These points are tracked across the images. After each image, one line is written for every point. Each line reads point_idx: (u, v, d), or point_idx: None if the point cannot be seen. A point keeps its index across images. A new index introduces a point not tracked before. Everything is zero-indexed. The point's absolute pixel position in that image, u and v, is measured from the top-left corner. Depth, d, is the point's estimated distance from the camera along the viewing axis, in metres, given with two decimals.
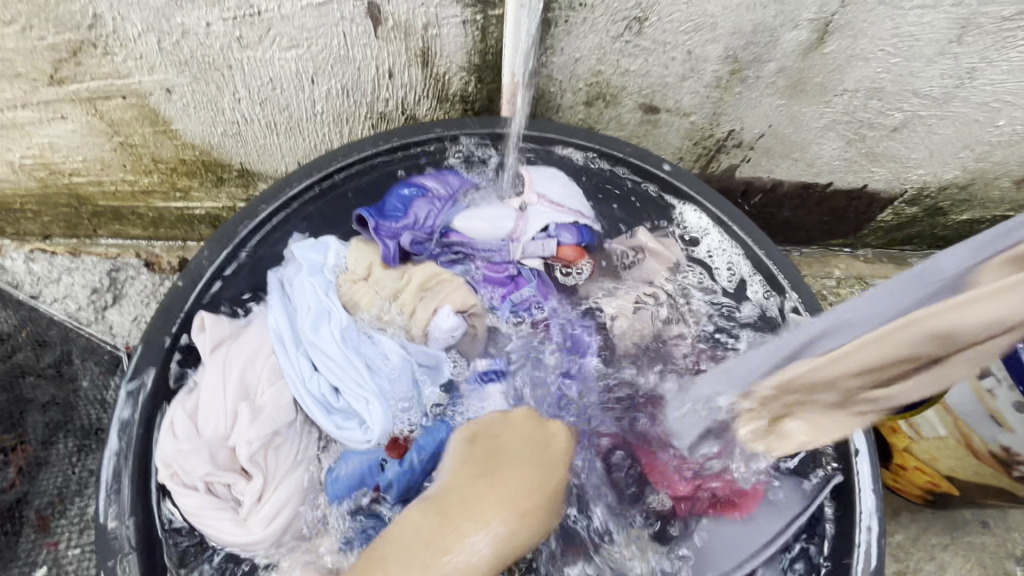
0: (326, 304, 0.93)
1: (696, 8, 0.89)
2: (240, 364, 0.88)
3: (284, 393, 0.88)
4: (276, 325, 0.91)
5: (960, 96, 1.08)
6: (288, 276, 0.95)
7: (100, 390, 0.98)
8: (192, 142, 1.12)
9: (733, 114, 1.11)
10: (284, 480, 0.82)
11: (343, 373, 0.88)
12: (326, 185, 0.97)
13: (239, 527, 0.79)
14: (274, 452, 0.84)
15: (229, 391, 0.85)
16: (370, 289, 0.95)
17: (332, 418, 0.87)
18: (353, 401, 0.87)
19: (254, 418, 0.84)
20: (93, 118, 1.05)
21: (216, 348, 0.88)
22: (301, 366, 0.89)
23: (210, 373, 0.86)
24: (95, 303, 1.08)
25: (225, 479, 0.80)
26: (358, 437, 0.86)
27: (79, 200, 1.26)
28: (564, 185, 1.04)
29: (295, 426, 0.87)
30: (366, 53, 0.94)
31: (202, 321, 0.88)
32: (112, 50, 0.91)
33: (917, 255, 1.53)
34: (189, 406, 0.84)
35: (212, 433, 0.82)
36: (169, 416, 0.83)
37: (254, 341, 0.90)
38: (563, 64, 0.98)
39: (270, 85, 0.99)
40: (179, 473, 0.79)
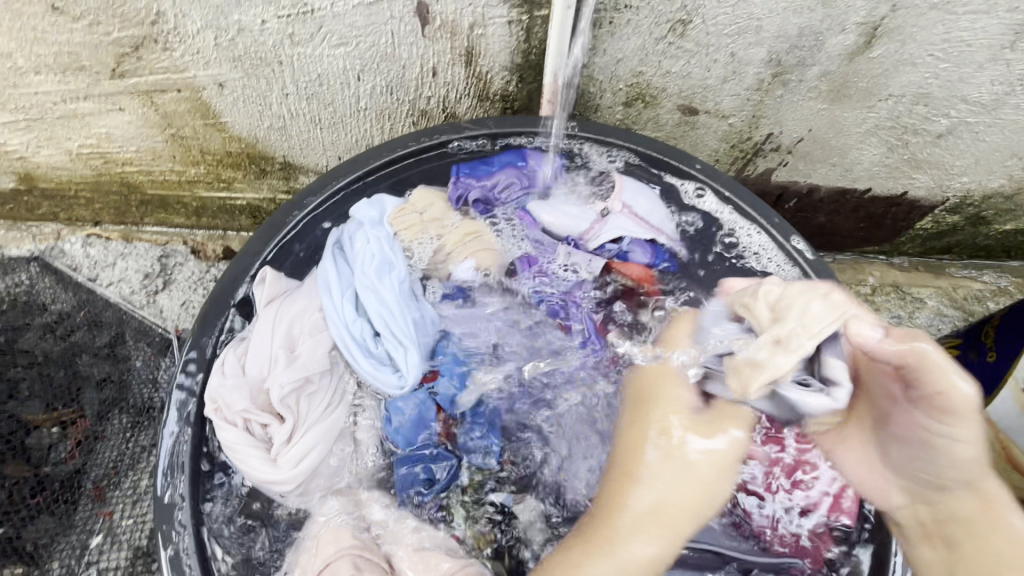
0: (388, 256, 0.93)
1: (741, 11, 0.89)
2: (289, 318, 0.88)
3: (320, 346, 0.87)
4: (326, 274, 0.91)
5: (1011, 103, 1.05)
6: (347, 233, 0.95)
7: (152, 370, 1.03)
8: (239, 135, 1.16)
9: (773, 117, 1.11)
10: (314, 425, 0.81)
11: (388, 322, 0.88)
12: (366, 184, 0.99)
13: (265, 465, 0.77)
14: (307, 398, 0.83)
15: (274, 340, 0.86)
16: (422, 223, 0.98)
17: (370, 361, 0.86)
18: (392, 348, 0.87)
19: (290, 364, 0.84)
20: (149, 110, 1.09)
21: (271, 302, 0.88)
22: (347, 308, 0.89)
23: (261, 322, 0.86)
24: (147, 288, 1.12)
25: (261, 418, 0.80)
26: (390, 383, 0.85)
27: (130, 187, 1.32)
28: (652, 201, 1.01)
29: (328, 376, 0.86)
30: (412, 51, 0.96)
31: (264, 275, 0.89)
32: (172, 46, 0.95)
33: (955, 264, 1.50)
34: (242, 349, 0.85)
35: (255, 375, 0.83)
36: (221, 358, 0.83)
37: (307, 297, 0.91)
38: (605, 64, 0.99)
39: (317, 81, 1.02)
40: (222, 408, 0.80)
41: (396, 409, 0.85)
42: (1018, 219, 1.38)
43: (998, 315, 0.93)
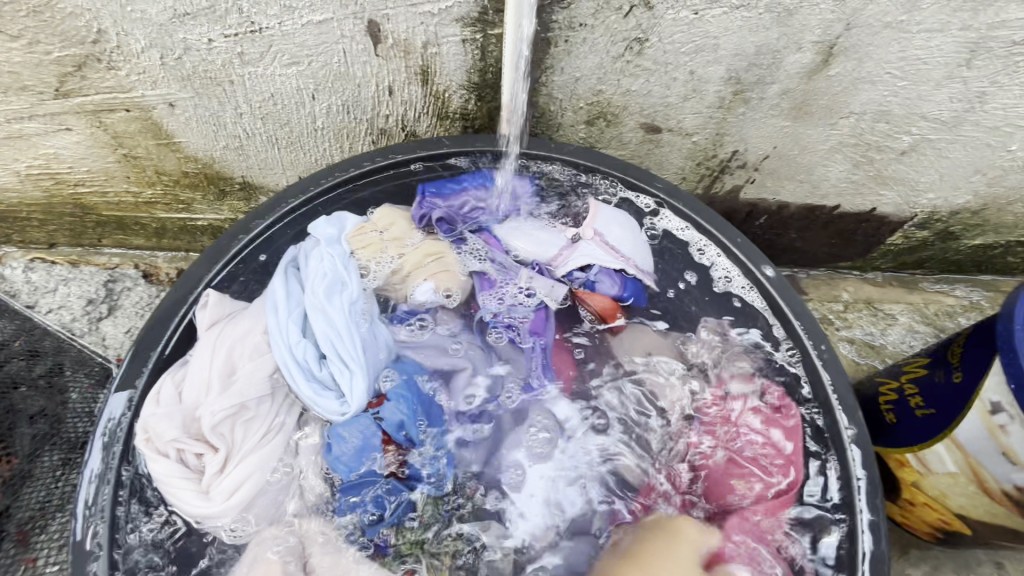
0: (340, 275, 0.90)
1: (697, 29, 0.88)
2: (231, 342, 0.83)
3: (260, 371, 0.82)
4: (275, 292, 0.88)
5: (971, 119, 1.05)
6: (303, 251, 0.93)
7: (89, 403, 0.99)
8: (194, 155, 1.13)
9: (737, 135, 1.10)
10: (250, 454, 0.77)
11: (334, 343, 0.84)
12: (322, 205, 0.96)
13: (198, 498, 0.74)
14: (243, 426, 0.79)
15: (212, 363, 0.81)
16: (381, 243, 0.95)
17: (311, 384, 0.82)
18: (337, 371, 0.82)
19: (226, 390, 0.80)
20: (98, 130, 1.06)
21: (213, 325, 0.85)
22: (292, 329, 0.85)
23: (200, 345, 0.82)
24: (90, 315, 1.08)
25: (193, 447, 0.76)
26: (333, 409, 0.81)
27: (83, 208, 1.28)
28: (625, 229, 0.99)
29: (267, 402, 0.81)
30: (366, 70, 0.94)
31: (207, 298, 0.86)
32: (117, 64, 0.92)
33: (928, 279, 1.50)
34: (179, 375, 0.81)
35: (191, 402, 0.79)
36: (157, 384, 0.79)
37: (251, 317, 0.86)
38: (564, 83, 0.97)
39: (271, 100, 1.00)
40: (153, 439, 0.75)
41: (337, 437, 0.79)
42: (987, 233, 1.38)
43: (963, 332, 0.90)
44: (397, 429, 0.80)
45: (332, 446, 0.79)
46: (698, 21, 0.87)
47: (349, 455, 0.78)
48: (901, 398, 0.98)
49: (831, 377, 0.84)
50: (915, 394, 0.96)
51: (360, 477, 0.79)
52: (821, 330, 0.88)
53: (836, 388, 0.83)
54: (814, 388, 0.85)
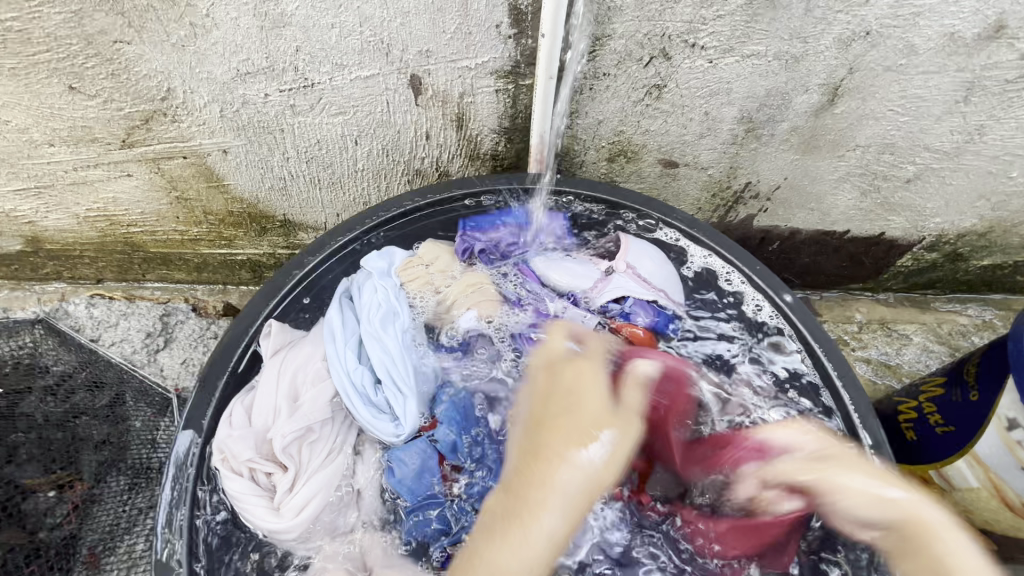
0: (393, 305, 0.97)
1: (712, 75, 0.95)
2: (294, 369, 0.90)
3: (322, 396, 0.88)
4: (332, 321, 0.93)
5: (971, 150, 1.11)
6: (356, 282, 0.99)
7: (151, 430, 1.05)
8: (241, 196, 1.22)
9: (749, 168, 1.17)
10: (315, 473, 0.83)
11: (390, 369, 0.90)
12: (372, 241, 1.04)
13: (270, 514, 0.80)
14: (309, 447, 0.85)
15: (279, 389, 0.88)
16: (428, 275, 1.02)
17: (369, 408, 0.87)
18: (392, 396, 0.88)
19: (293, 413, 0.86)
20: (155, 175, 1.15)
21: (276, 352, 0.92)
22: (349, 355, 0.90)
23: (266, 372, 0.89)
24: (149, 347, 1.15)
25: (265, 467, 0.83)
26: (388, 431, 0.86)
27: (133, 246, 1.36)
28: (657, 262, 1.04)
29: (329, 425, 0.88)
30: (406, 118, 1.02)
31: (269, 327, 0.92)
32: (180, 118, 1.01)
33: (940, 299, 1.54)
34: (248, 401, 0.88)
35: (261, 425, 0.85)
36: (228, 409, 0.86)
37: (311, 345, 0.93)
38: (588, 125, 1.05)
39: (316, 146, 1.08)
40: (228, 459, 0.82)
41: (398, 459, 0.86)
42: (995, 254, 1.42)
43: (976, 351, 0.95)
44: (452, 449, 0.89)
45: (393, 469, 0.86)
46: (713, 69, 0.94)
47: (407, 478, 0.86)
48: (921, 418, 1.02)
49: (854, 396, 0.88)
50: (934, 413, 0.99)
51: (419, 496, 0.86)
52: (836, 346, 0.93)
53: (856, 407, 0.87)
54: (836, 407, 0.89)
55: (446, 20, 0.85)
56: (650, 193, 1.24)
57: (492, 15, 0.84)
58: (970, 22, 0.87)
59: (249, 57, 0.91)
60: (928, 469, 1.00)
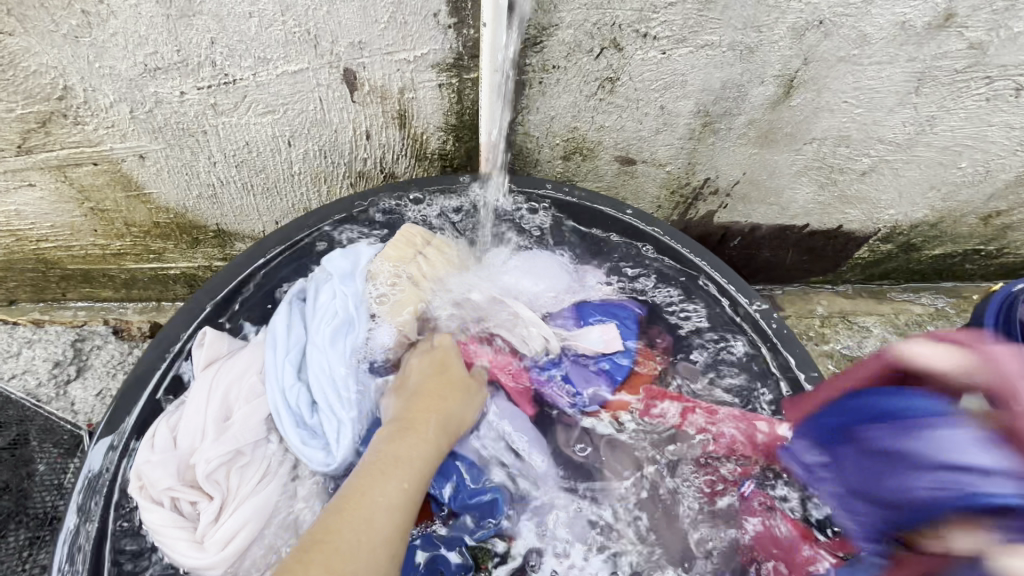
0: (350, 314, 0.88)
1: (665, 68, 0.91)
2: (228, 382, 0.81)
3: (257, 413, 0.80)
4: (275, 329, 0.86)
5: (923, 141, 1.11)
6: (315, 282, 0.91)
7: (57, 474, 0.94)
8: (166, 206, 1.11)
9: (707, 163, 1.13)
10: (245, 501, 0.74)
11: (327, 392, 0.82)
12: (319, 240, 0.97)
13: (191, 549, 0.70)
14: (239, 471, 0.76)
15: (208, 408, 0.78)
16: (402, 265, 0.91)
17: (299, 432, 0.79)
18: (326, 420, 0.80)
19: (222, 435, 0.77)
20: (63, 185, 1.03)
21: (209, 365, 0.83)
22: (287, 369, 0.83)
23: (195, 387, 0.80)
24: (57, 378, 1.05)
25: (188, 495, 0.73)
26: (317, 459, 0.78)
27: (47, 264, 1.23)
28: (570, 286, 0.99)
29: (264, 446, 0.79)
30: (342, 116, 0.94)
31: (203, 336, 0.84)
32: (84, 120, 0.90)
33: (896, 289, 1.56)
34: (174, 420, 0.79)
35: (186, 448, 0.76)
36: (151, 429, 0.78)
37: (248, 357, 0.84)
38: (540, 121, 0.99)
39: (246, 148, 0.98)
40: (146, 486, 0.73)
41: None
42: (945, 244, 1.44)
43: None
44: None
45: None
46: (666, 60, 0.90)
47: None
48: None
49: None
50: None
51: None
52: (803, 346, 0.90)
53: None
54: None
55: (378, 8, 0.78)
56: (609, 192, 1.19)
57: (428, 3, 0.77)
58: (921, 11, 0.85)
59: (158, 51, 0.81)
60: None
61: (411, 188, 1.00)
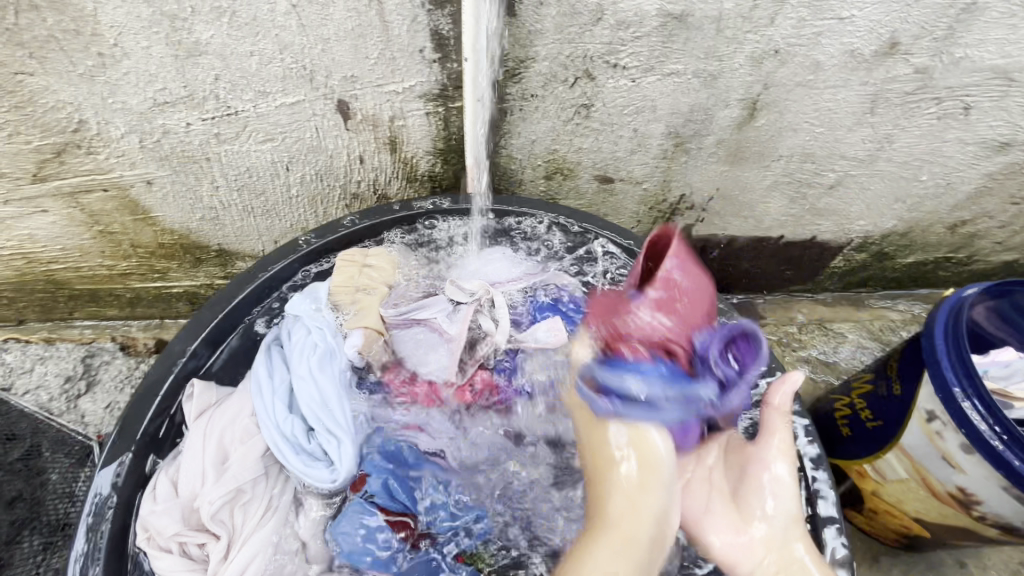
0: (329, 345, 0.93)
1: (635, 94, 0.98)
2: (222, 429, 0.85)
3: (253, 453, 0.84)
4: (258, 373, 0.90)
5: (883, 156, 1.18)
6: (284, 329, 0.95)
7: (69, 483, 0.99)
8: (170, 228, 1.17)
9: (682, 180, 1.20)
10: (250, 537, 0.79)
11: (320, 417, 0.86)
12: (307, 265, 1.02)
13: None
14: (241, 509, 0.81)
15: (204, 455, 0.83)
16: (358, 278, 0.98)
17: (301, 458, 0.84)
18: (324, 442, 0.85)
19: (221, 477, 0.82)
20: (74, 210, 1.09)
21: (200, 416, 0.87)
22: (279, 406, 0.87)
23: (190, 437, 0.84)
24: (68, 393, 1.09)
25: (195, 539, 0.79)
26: (324, 478, 0.83)
27: (57, 284, 1.28)
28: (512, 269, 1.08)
29: (261, 483, 0.84)
30: (337, 143, 1.01)
31: (192, 389, 0.88)
32: (96, 150, 0.97)
33: (872, 296, 1.62)
34: (173, 471, 0.83)
35: (188, 494, 0.81)
36: (154, 482, 0.82)
37: (237, 400, 0.88)
38: (522, 145, 1.06)
39: (246, 173, 1.05)
40: (155, 536, 0.79)
41: (342, 535, 0.80)
42: (916, 252, 1.51)
43: (898, 348, 1.00)
44: (389, 495, 0.85)
45: (339, 525, 0.82)
46: (636, 87, 0.97)
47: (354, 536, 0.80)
48: (855, 413, 1.06)
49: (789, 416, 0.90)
50: (864, 408, 1.04)
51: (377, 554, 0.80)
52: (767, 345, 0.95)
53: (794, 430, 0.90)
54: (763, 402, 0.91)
55: (369, 46, 0.85)
56: (590, 209, 1.26)
57: (414, 40, 0.85)
58: (868, 40, 0.93)
59: (166, 87, 0.88)
60: (861, 462, 1.04)
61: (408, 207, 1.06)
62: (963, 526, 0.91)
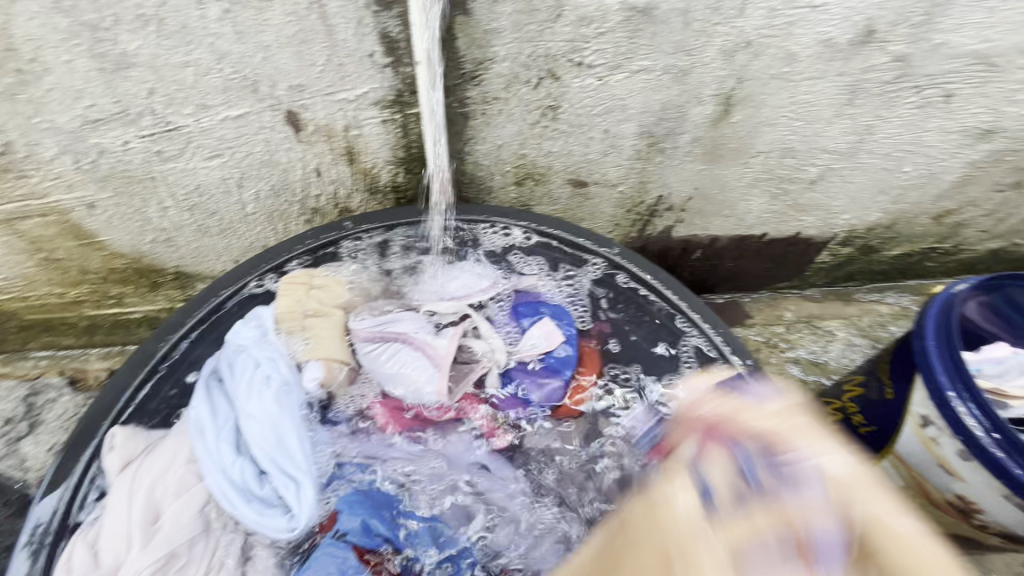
0: (280, 377, 0.86)
1: (604, 93, 0.93)
2: (149, 481, 0.76)
3: (189, 508, 0.75)
4: (198, 412, 0.82)
5: (865, 149, 1.14)
6: (223, 360, 0.88)
7: (6, 535, 0.94)
8: (121, 252, 1.10)
9: (659, 181, 1.15)
10: None
11: (272, 457, 0.79)
12: (255, 294, 0.94)
13: None
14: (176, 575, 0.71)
15: (130, 515, 0.73)
16: (307, 298, 0.93)
17: (252, 506, 0.76)
18: (279, 486, 0.77)
19: (149, 542, 0.71)
20: (13, 238, 1.02)
21: (125, 469, 0.77)
22: (225, 448, 0.79)
23: (114, 496, 0.75)
24: (9, 436, 1.05)
25: None
26: (280, 527, 0.75)
27: (4, 316, 1.21)
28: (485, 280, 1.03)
29: (200, 542, 0.74)
30: (290, 156, 0.95)
31: (113, 439, 0.78)
32: (28, 173, 0.90)
33: (860, 290, 1.59)
34: (92, 534, 0.73)
35: (111, 563, 0.71)
36: (68, 550, 0.72)
37: (172, 446, 0.80)
38: (488, 150, 1.01)
39: (195, 192, 0.99)
40: None
41: None
42: (903, 243, 1.47)
43: (889, 348, 0.95)
44: (364, 532, 0.76)
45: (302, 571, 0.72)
46: (604, 86, 0.92)
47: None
48: (845, 418, 1.02)
49: None
50: (856, 412, 1.00)
51: None
52: (745, 346, 0.89)
53: None
54: None
55: (314, 52, 0.79)
56: (565, 214, 1.21)
57: (362, 44, 0.79)
58: (842, 29, 0.89)
59: (96, 103, 0.81)
60: None
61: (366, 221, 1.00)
62: (962, 533, 0.87)
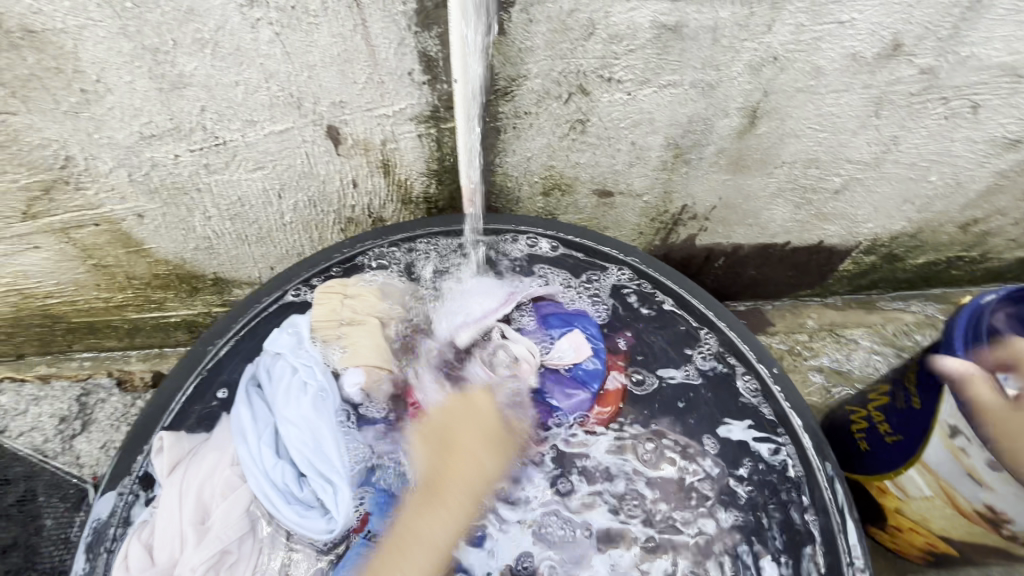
0: (318, 383, 0.89)
1: (632, 106, 0.96)
2: (198, 483, 0.79)
3: (235, 508, 0.78)
4: (240, 416, 0.85)
5: (890, 159, 1.15)
6: (263, 366, 0.91)
7: (63, 528, 1.00)
8: (165, 259, 1.15)
9: (683, 191, 1.17)
10: None
11: (312, 460, 0.82)
12: (294, 301, 1.00)
13: None
14: None
15: (182, 515, 0.76)
16: (345, 305, 0.96)
17: (293, 507, 0.79)
18: (319, 488, 0.80)
19: (202, 539, 0.75)
20: (67, 246, 1.08)
21: (173, 470, 0.81)
22: (266, 452, 0.82)
23: (165, 496, 0.78)
24: (63, 434, 1.11)
25: None
26: (320, 528, 0.78)
27: (52, 318, 1.27)
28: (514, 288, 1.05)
29: (248, 540, 0.78)
30: (329, 168, 0.99)
31: (162, 442, 0.82)
32: (85, 185, 0.95)
33: (884, 298, 1.58)
34: (146, 533, 0.77)
35: (166, 561, 0.74)
36: (125, 547, 0.75)
37: (218, 449, 0.83)
38: (517, 162, 1.04)
39: (238, 203, 1.03)
40: None
41: None
42: (928, 252, 1.47)
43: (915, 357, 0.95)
44: None
45: None
46: (632, 100, 0.95)
47: None
48: (871, 427, 1.03)
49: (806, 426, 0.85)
50: (882, 421, 1.01)
51: None
52: (766, 350, 0.94)
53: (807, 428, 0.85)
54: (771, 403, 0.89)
55: (356, 71, 0.83)
56: (590, 223, 1.23)
57: (402, 63, 0.82)
58: (869, 43, 0.90)
59: (152, 120, 0.86)
60: (882, 478, 1.00)
61: (401, 230, 1.06)
62: (988, 542, 0.88)
